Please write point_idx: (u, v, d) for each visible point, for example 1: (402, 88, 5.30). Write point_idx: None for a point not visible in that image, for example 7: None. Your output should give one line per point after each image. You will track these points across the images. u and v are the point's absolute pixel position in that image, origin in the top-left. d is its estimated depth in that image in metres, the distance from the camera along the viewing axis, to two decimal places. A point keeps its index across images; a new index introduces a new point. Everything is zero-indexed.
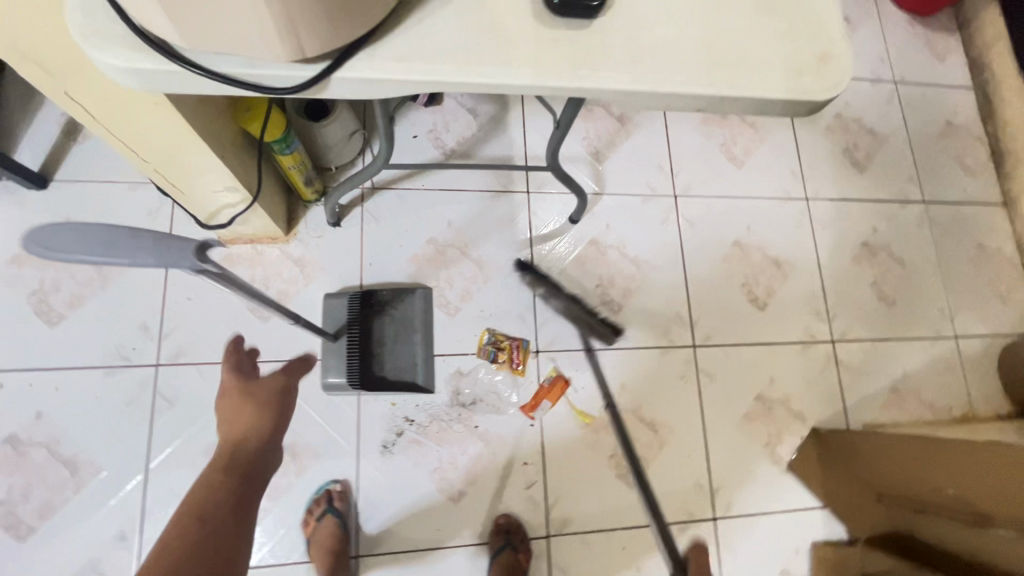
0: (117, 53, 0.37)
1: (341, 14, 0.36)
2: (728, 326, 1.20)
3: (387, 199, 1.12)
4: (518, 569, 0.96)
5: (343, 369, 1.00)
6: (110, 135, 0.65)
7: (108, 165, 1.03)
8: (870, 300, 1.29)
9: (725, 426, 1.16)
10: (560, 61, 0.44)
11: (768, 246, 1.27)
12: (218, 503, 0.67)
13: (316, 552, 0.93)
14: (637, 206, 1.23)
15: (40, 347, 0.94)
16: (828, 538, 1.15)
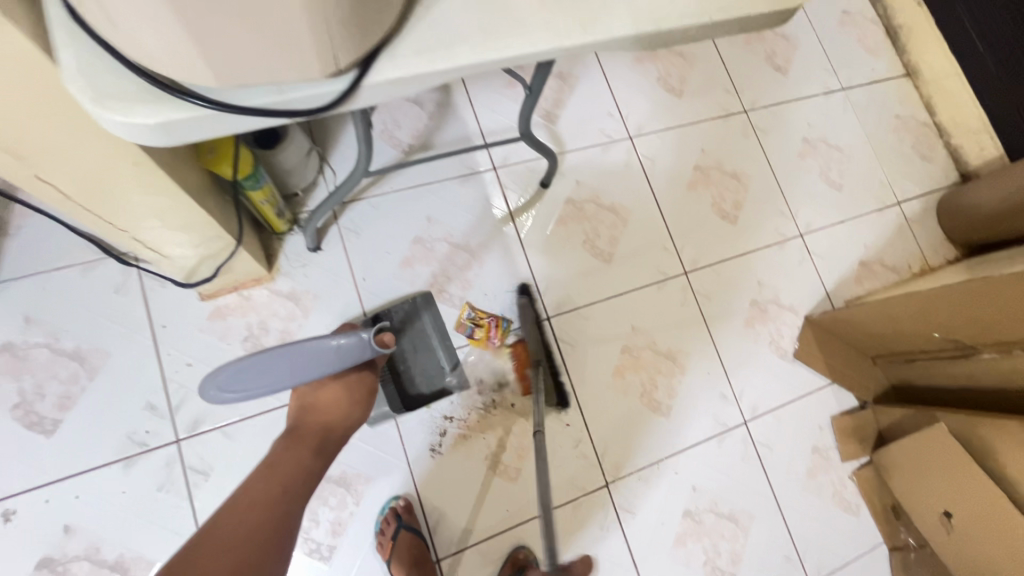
0: (144, 109, 0.35)
1: (368, 18, 0.36)
2: (711, 246, 1.27)
3: (360, 211, 1.09)
4: None
5: (383, 397, 1.01)
6: (87, 213, 0.62)
7: (52, 251, 0.95)
8: (822, 189, 1.39)
9: (734, 336, 1.23)
10: (568, 20, 0.45)
11: (724, 163, 1.33)
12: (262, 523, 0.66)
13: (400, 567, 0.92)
14: (599, 156, 1.26)
15: (42, 459, 0.87)
16: (845, 410, 1.25)
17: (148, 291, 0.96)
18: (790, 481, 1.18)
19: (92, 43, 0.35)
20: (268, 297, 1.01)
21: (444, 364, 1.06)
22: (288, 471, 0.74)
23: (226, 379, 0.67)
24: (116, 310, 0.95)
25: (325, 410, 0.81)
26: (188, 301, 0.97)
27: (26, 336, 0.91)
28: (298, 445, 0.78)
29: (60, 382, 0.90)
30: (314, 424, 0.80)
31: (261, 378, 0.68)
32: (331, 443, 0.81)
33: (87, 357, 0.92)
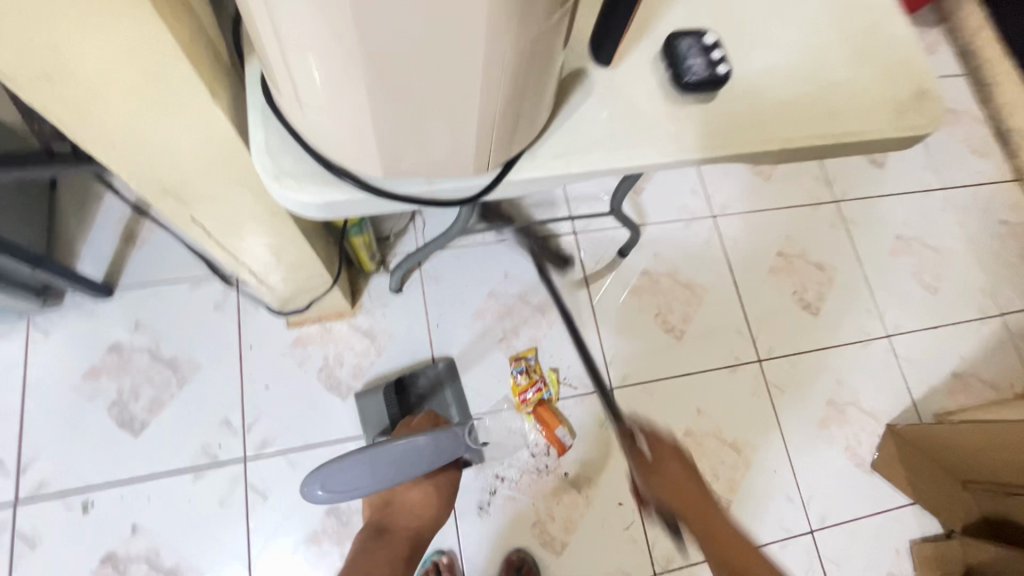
0: (314, 189, 0.39)
1: (520, 126, 0.39)
2: (788, 335, 1.22)
3: (443, 259, 1.14)
4: None
5: None
6: (218, 248, 0.68)
7: (168, 265, 1.04)
8: (914, 290, 1.32)
9: (806, 435, 1.15)
10: (696, 133, 0.47)
11: (809, 252, 1.30)
12: None
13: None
14: (679, 231, 1.26)
15: (125, 457, 0.93)
16: (925, 534, 1.14)
17: (243, 312, 1.03)
18: None
19: (281, 129, 0.40)
20: (347, 331, 1.06)
21: (491, 428, 1.05)
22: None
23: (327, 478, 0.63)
24: (213, 326, 1.02)
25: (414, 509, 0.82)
26: (276, 326, 1.03)
27: (133, 340, 0.99)
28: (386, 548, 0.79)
29: (154, 386, 0.98)
30: (402, 523, 0.81)
31: (352, 482, 0.63)
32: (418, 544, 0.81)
33: (181, 367, 0.99)
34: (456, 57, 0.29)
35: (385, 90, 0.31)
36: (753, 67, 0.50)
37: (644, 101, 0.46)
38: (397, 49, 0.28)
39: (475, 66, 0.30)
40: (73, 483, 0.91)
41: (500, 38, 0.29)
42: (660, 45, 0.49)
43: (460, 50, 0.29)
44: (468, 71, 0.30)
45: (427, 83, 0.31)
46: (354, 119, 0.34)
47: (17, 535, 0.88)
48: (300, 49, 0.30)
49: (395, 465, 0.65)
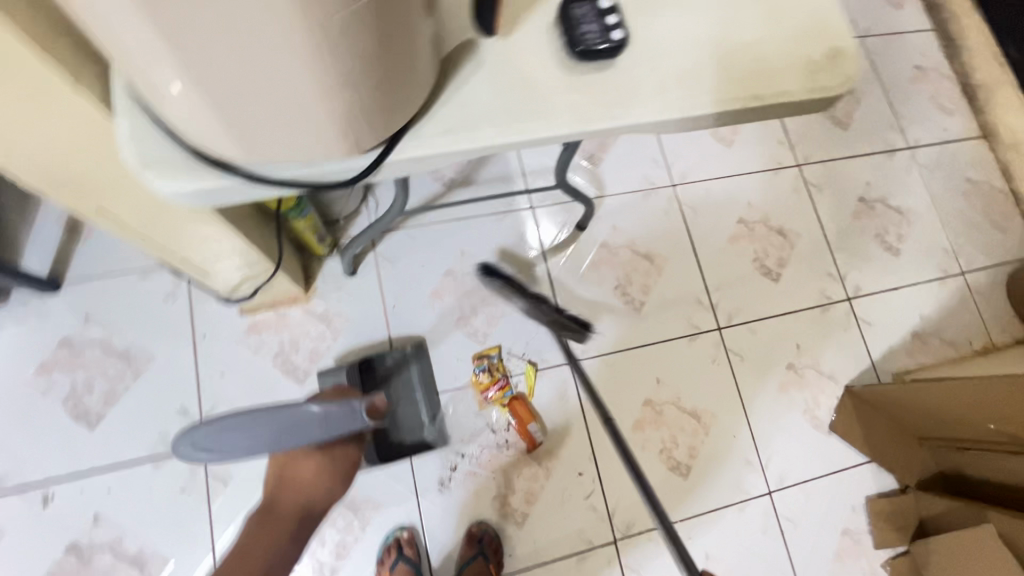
0: (183, 176, 0.38)
1: (390, 103, 0.38)
2: (748, 303, 1.22)
3: (397, 240, 1.12)
4: None
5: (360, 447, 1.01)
6: (139, 239, 0.67)
7: (115, 257, 1.03)
8: (876, 252, 1.32)
9: (765, 400, 1.17)
10: (593, 103, 0.45)
11: (770, 218, 1.29)
12: None
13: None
14: (639, 202, 1.24)
15: (83, 450, 0.94)
16: (880, 490, 1.17)
17: (194, 301, 1.03)
18: (814, 561, 1.11)
19: (143, 113, 0.38)
20: (302, 316, 1.05)
21: (450, 406, 1.06)
22: (258, 556, 0.78)
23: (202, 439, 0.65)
24: (165, 316, 1.01)
25: (302, 487, 0.80)
26: (229, 314, 1.03)
27: (84, 333, 0.99)
28: (271, 523, 0.80)
29: (108, 379, 0.97)
30: (290, 496, 0.80)
31: (231, 446, 0.65)
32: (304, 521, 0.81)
33: (134, 358, 0.99)
34: (272, 32, 0.28)
35: (212, 75, 0.30)
36: (655, 32, 0.48)
37: (537, 71, 0.45)
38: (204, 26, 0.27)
39: (297, 44, 0.29)
40: (32, 477, 0.92)
41: (314, 13, 0.27)
42: (556, 11, 0.47)
43: (273, 25, 0.27)
44: (289, 49, 0.29)
45: (253, 62, 0.29)
46: (197, 105, 0.33)
47: None
48: (115, 31, 0.28)
49: (269, 436, 0.65)
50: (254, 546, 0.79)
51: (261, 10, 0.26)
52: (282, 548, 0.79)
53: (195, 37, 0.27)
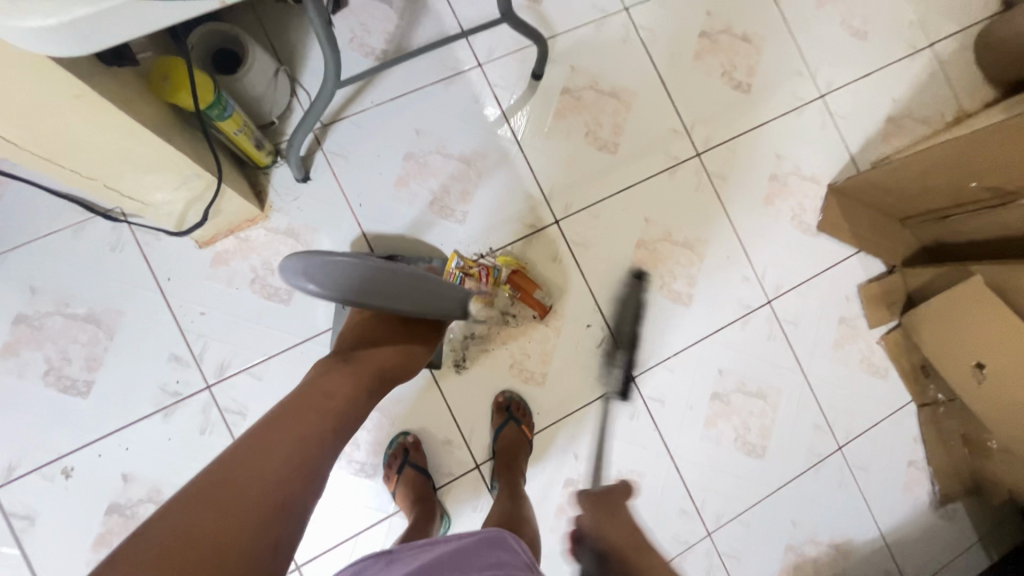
0: (42, 8, 0.30)
1: None
2: (723, 121, 1.17)
3: (343, 131, 1.02)
4: (525, 439, 1.00)
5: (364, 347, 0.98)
6: (46, 162, 0.57)
7: (37, 218, 0.91)
8: (844, 41, 1.25)
9: (752, 216, 1.17)
10: None
11: (733, 25, 1.20)
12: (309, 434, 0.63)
13: (402, 497, 0.95)
14: (593, 36, 1.13)
15: (86, 419, 0.90)
16: (870, 276, 1.22)
17: (144, 246, 0.94)
18: (817, 353, 1.17)
19: None
20: (265, 236, 0.97)
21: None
22: (338, 402, 0.67)
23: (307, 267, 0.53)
24: (119, 269, 0.93)
25: (385, 358, 0.75)
26: (187, 250, 0.95)
27: (36, 305, 0.90)
28: (354, 373, 0.71)
29: (82, 345, 0.91)
30: (373, 357, 0.74)
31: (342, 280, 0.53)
32: (380, 382, 0.74)
33: (102, 318, 0.92)
34: None
35: None
36: None
37: None
38: None
39: None
40: (43, 455, 0.89)
41: None
42: None
43: None
44: None
45: None
46: None
47: (9, 516, 0.87)
48: None
49: (383, 286, 0.55)
50: (332, 391, 0.68)
51: None
52: (360, 399, 0.70)
53: None
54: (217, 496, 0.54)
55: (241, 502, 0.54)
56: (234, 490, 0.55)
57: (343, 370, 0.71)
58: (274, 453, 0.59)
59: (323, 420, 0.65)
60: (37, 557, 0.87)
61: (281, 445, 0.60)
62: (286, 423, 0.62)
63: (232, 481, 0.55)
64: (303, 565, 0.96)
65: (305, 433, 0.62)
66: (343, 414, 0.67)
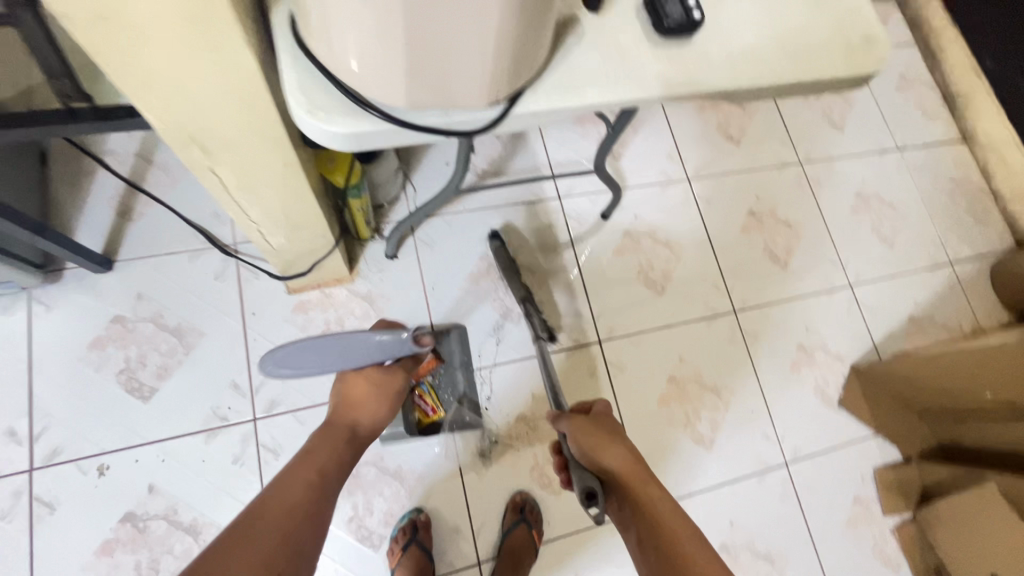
0: (345, 122, 0.45)
1: (523, 73, 0.46)
2: (760, 288, 1.31)
3: (435, 226, 1.18)
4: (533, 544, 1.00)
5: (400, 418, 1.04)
6: (234, 206, 0.72)
7: (167, 238, 1.06)
8: (872, 244, 1.42)
9: (776, 377, 1.25)
10: (679, 74, 0.53)
11: (777, 210, 1.39)
12: (300, 489, 0.69)
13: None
14: (658, 195, 1.33)
15: (139, 422, 0.97)
16: (886, 462, 1.25)
17: (243, 281, 1.06)
18: (828, 528, 1.17)
19: (311, 69, 0.45)
20: (347, 296, 1.10)
21: (491, 379, 1.12)
22: (323, 458, 0.74)
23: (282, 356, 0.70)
24: (215, 295, 1.05)
25: (362, 409, 0.81)
26: (277, 294, 1.07)
27: (136, 310, 1.02)
28: (333, 435, 0.77)
29: (161, 354, 1.00)
30: (351, 415, 0.80)
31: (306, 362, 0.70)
32: (361, 438, 0.81)
33: (186, 335, 1.02)
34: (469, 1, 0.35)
35: (411, 28, 0.37)
36: (720, 20, 0.55)
37: (630, 44, 0.52)
38: None
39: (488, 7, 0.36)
40: (87, 448, 0.94)
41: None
42: None
43: None
44: (478, 12, 0.36)
45: (450, 23, 0.37)
46: (383, 56, 0.40)
47: (34, 499, 0.90)
48: None
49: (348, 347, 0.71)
50: (314, 452, 0.74)
51: None
52: (342, 457, 0.76)
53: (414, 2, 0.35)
54: (234, 542, 0.60)
55: (254, 546, 0.60)
56: (243, 548, 0.59)
57: (326, 431, 0.77)
58: (269, 517, 0.63)
59: (311, 474, 0.71)
60: (43, 549, 0.89)
61: (281, 500, 0.66)
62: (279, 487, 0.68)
63: (238, 545, 0.59)
64: None
65: (294, 488, 0.68)
66: (327, 468, 0.73)
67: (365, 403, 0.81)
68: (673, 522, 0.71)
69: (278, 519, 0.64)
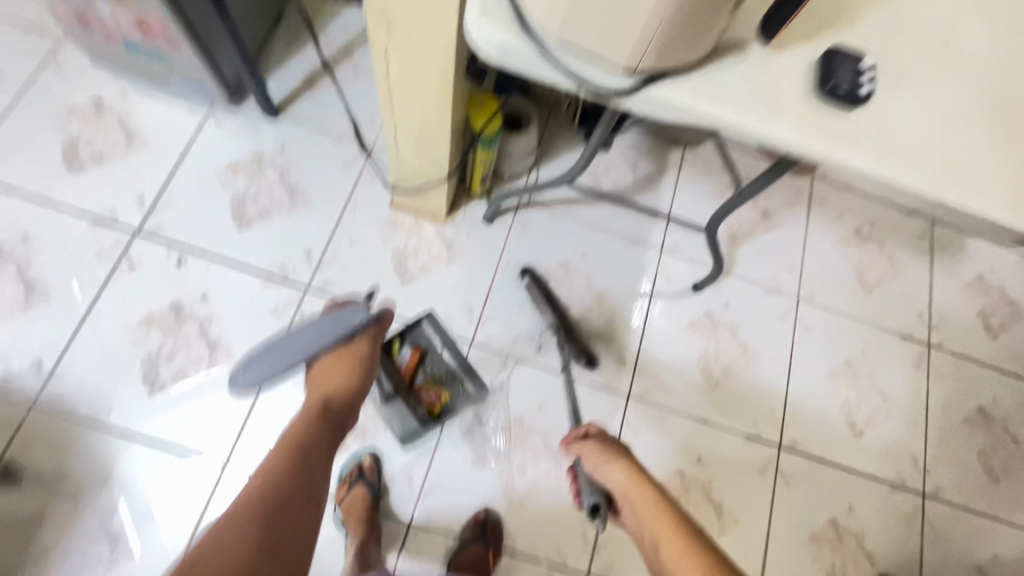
0: (500, 32, 0.50)
1: (669, 58, 0.48)
2: (819, 440, 1.18)
3: (537, 216, 1.22)
4: (485, 563, 0.97)
5: (405, 414, 1.03)
6: (387, 98, 0.82)
7: (327, 116, 1.21)
8: (973, 468, 1.22)
9: (789, 536, 1.11)
10: (820, 132, 0.52)
11: (877, 376, 1.25)
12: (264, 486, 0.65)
13: (352, 520, 0.96)
14: (758, 298, 1.26)
15: (226, 240, 1.10)
16: None
17: (362, 178, 1.18)
18: None
19: None
20: (432, 233, 1.17)
21: (512, 370, 1.12)
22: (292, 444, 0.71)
23: (245, 365, 0.71)
24: (335, 177, 1.17)
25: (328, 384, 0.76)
26: (381, 202, 1.17)
27: (274, 157, 1.17)
28: (303, 422, 0.74)
29: (271, 201, 1.14)
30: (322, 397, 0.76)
31: (271, 366, 0.70)
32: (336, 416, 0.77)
33: (297, 197, 1.15)
34: None
35: None
36: (888, 109, 0.54)
37: (786, 87, 0.52)
38: None
39: None
40: (181, 239, 1.09)
41: None
42: (822, 52, 0.54)
43: None
44: None
45: None
46: None
47: (125, 254, 1.06)
48: None
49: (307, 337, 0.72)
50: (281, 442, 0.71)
51: None
52: (316, 438, 0.73)
53: None
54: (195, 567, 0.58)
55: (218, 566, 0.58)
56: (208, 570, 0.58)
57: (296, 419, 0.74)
58: (235, 529, 0.61)
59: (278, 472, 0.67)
60: (109, 293, 1.04)
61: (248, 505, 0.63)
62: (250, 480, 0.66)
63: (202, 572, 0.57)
64: (229, 467, 0.98)
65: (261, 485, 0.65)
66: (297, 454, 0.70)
67: (327, 376, 0.76)
68: (678, 550, 0.65)
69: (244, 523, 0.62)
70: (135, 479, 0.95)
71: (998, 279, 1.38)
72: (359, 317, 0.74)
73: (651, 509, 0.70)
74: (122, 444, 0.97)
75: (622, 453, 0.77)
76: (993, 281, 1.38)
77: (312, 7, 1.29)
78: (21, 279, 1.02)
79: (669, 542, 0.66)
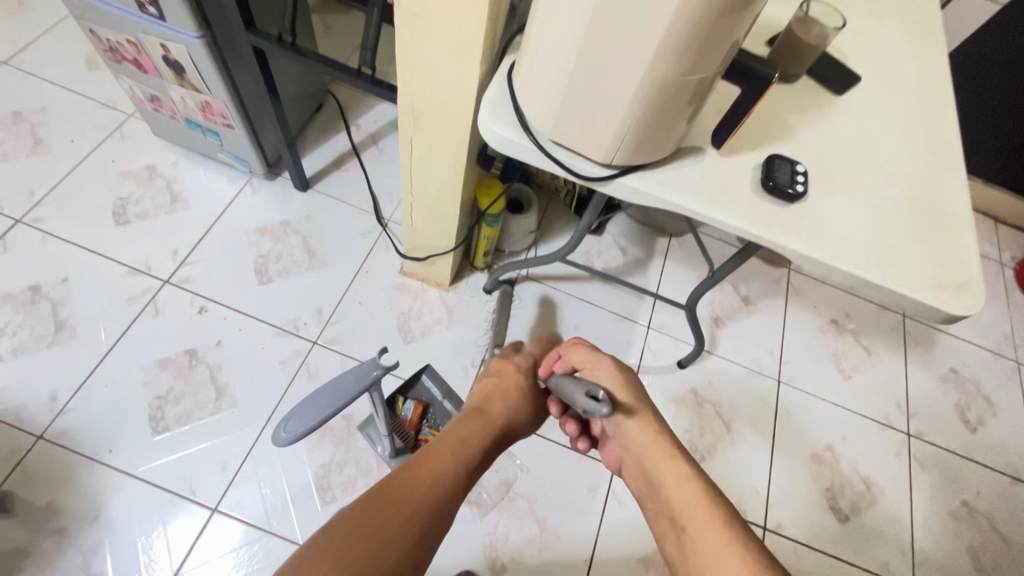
0: (503, 129, 0.63)
1: (636, 157, 0.60)
2: (804, 525, 1.18)
3: (534, 289, 1.33)
4: None
5: None
6: (407, 177, 0.95)
7: (351, 191, 1.36)
8: (963, 565, 1.20)
9: None
10: (763, 220, 0.62)
11: (859, 462, 1.27)
12: (398, 512, 0.55)
13: None
14: (741, 377, 1.33)
15: (247, 294, 1.19)
16: None
17: (376, 246, 1.30)
18: None
19: (503, 94, 0.65)
20: (436, 299, 1.27)
21: None
22: (438, 480, 0.60)
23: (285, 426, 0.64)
24: (352, 244, 1.30)
25: (503, 404, 0.74)
26: (392, 268, 1.28)
27: (299, 224, 1.30)
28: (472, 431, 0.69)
29: (292, 261, 1.25)
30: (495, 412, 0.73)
31: (304, 422, 0.63)
32: (498, 449, 0.72)
33: (316, 258, 1.26)
34: (614, 84, 0.52)
35: (571, 86, 0.54)
36: (822, 206, 0.65)
37: (735, 183, 0.64)
38: (587, 69, 0.52)
39: (625, 93, 0.52)
40: (205, 290, 1.18)
41: (642, 87, 0.51)
42: (763, 158, 0.66)
43: (616, 80, 0.51)
44: (617, 95, 0.52)
45: (596, 94, 0.53)
46: (547, 98, 0.57)
47: (152, 301, 1.15)
48: (543, 51, 0.54)
49: (331, 395, 0.65)
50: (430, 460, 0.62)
51: (617, 75, 0.51)
52: (470, 467, 0.65)
53: (580, 71, 0.52)
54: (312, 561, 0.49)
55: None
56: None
57: (460, 433, 0.68)
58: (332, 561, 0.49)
59: (413, 508, 0.56)
60: (130, 336, 1.11)
61: (381, 525, 0.53)
62: (422, 476, 0.59)
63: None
64: (217, 512, 0.99)
65: (392, 512, 0.55)
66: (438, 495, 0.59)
67: (510, 399, 0.76)
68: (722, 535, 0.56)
69: (368, 543, 0.51)
70: (123, 518, 0.97)
71: (971, 374, 1.44)
72: (374, 368, 0.66)
73: (674, 481, 0.63)
74: (118, 482, 0.99)
75: (644, 404, 0.71)
76: (967, 376, 1.44)
77: (348, 101, 1.49)
78: (53, 317, 1.11)
79: (706, 532, 0.57)
